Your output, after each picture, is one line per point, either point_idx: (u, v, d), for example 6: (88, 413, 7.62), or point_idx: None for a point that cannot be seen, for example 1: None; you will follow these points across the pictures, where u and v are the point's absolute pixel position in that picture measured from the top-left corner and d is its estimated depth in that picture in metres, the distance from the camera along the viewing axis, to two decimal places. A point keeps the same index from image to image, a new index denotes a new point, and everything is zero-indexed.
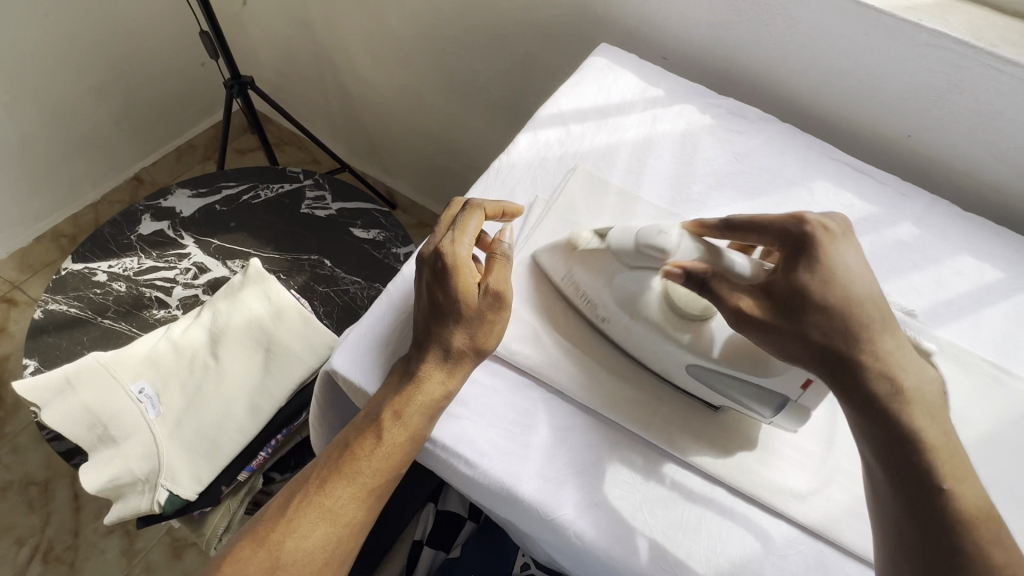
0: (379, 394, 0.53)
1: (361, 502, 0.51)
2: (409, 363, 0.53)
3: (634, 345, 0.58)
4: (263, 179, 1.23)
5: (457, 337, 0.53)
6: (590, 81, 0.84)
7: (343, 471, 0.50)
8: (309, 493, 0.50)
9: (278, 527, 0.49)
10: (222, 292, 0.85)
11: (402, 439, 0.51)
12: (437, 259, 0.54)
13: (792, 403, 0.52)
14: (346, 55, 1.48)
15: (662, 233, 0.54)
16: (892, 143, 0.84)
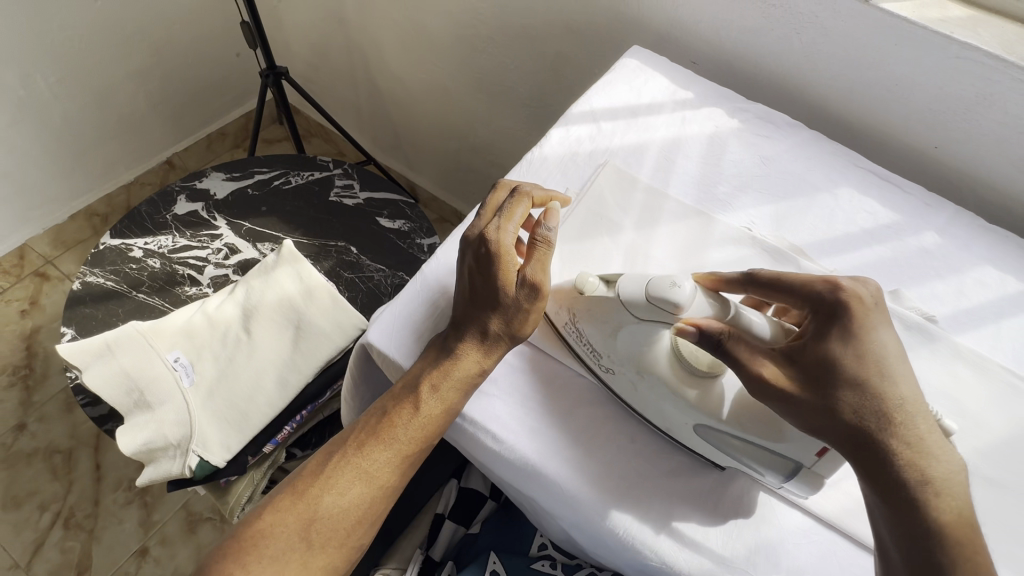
0: (417, 367, 0.55)
1: (396, 467, 0.53)
2: (448, 339, 0.56)
3: (638, 399, 0.55)
4: (294, 166, 1.27)
5: (496, 318, 0.55)
6: (622, 81, 0.86)
7: (380, 436, 0.53)
8: (348, 454, 0.53)
9: (316, 482, 0.52)
10: (256, 271, 0.88)
11: (437, 412, 0.53)
12: (482, 245, 0.56)
13: (805, 468, 0.50)
14: (379, 50, 1.52)
15: (676, 287, 0.50)
16: (918, 154, 0.85)
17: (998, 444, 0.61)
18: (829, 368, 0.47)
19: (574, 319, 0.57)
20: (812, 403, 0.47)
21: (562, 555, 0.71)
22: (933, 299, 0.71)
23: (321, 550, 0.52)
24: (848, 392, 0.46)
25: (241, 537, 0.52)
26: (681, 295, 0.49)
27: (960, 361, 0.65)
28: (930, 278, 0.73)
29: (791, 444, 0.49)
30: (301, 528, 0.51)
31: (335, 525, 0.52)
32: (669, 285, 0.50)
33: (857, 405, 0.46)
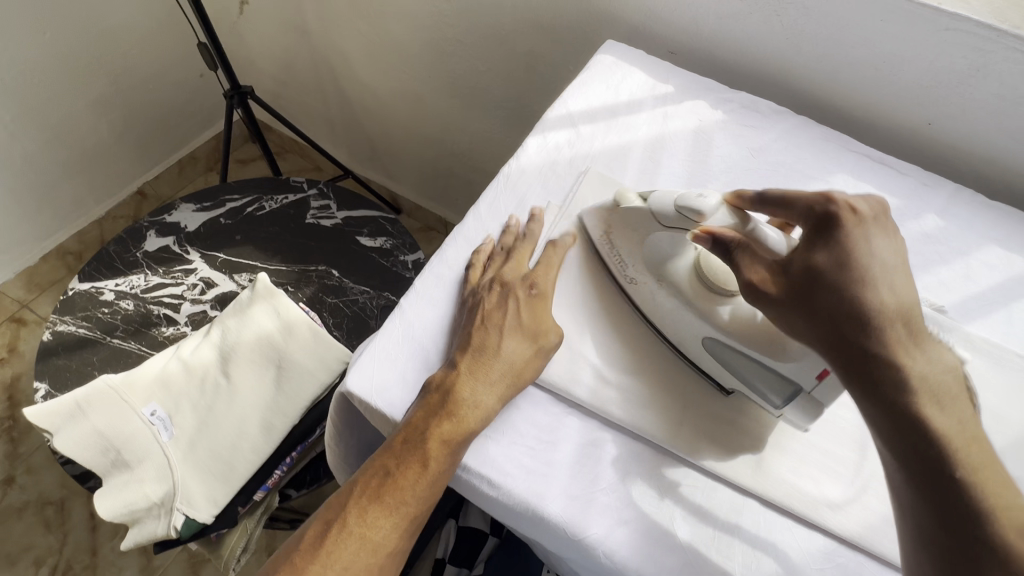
0: (418, 418, 0.50)
1: (403, 529, 0.49)
2: (450, 378, 0.52)
3: (654, 310, 0.58)
4: (266, 191, 1.23)
5: (521, 359, 0.53)
6: (598, 80, 0.82)
7: (383, 499, 0.48)
8: (349, 523, 0.48)
9: (317, 559, 0.47)
10: (231, 309, 0.84)
11: (446, 467, 0.49)
12: (522, 286, 0.57)
13: (805, 394, 0.51)
14: (346, 61, 1.47)
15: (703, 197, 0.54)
16: (913, 132, 0.81)
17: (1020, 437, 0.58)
18: (813, 265, 0.48)
19: (609, 232, 0.61)
20: (793, 296, 0.48)
21: None
22: (939, 286, 0.68)
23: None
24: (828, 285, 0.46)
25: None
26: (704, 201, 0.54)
27: (973, 351, 0.62)
28: (935, 263, 0.70)
29: (794, 362, 0.50)
30: None
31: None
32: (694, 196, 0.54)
33: (835, 301, 0.45)
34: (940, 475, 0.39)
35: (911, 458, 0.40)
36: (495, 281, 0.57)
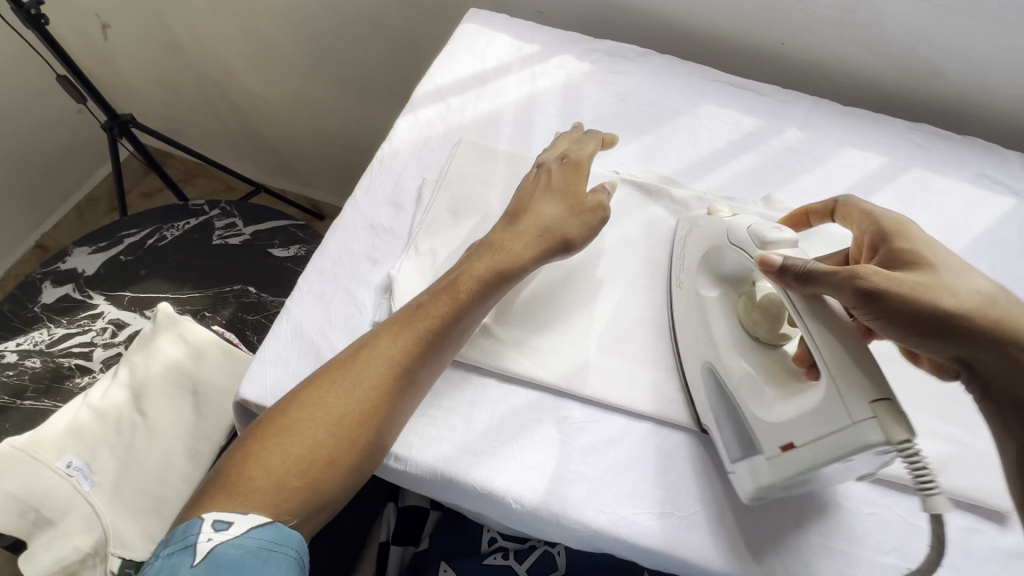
0: (457, 264, 0.56)
1: (430, 358, 0.51)
2: (492, 239, 0.57)
3: (683, 329, 0.57)
4: (165, 219, 1.18)
5: (551, 216, 0.57)
6: (463, 50, 0.82)
7: (413, 330, 0.51)
8: (380, 345, 0.50)
9: (347, 369, 0.49)
10: (135, 344, 0.81)
11: (474, 299, 0.53)
12: (564, 159, 0.61)
13: (761, 458, 0.47)
14: (230, 71, 1.41)
15: (782, 232, 0.50)
16: (770, 53, 0.85)
17: None
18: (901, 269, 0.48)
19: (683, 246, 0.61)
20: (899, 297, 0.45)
21: (513, 543, 0.72)
22: (804, 194, 0.72)
23: (337, 449, 0.46)
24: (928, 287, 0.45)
25: (256, 432, 0.46)
26: (786, 235, 0.50)
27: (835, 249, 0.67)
28: (799, 173, 0.74)
29: (768, 419, 0.47)
30: (328, 415, 0.47)
31: (361, 415, 0.47)
32: (775, 230, 0.51)
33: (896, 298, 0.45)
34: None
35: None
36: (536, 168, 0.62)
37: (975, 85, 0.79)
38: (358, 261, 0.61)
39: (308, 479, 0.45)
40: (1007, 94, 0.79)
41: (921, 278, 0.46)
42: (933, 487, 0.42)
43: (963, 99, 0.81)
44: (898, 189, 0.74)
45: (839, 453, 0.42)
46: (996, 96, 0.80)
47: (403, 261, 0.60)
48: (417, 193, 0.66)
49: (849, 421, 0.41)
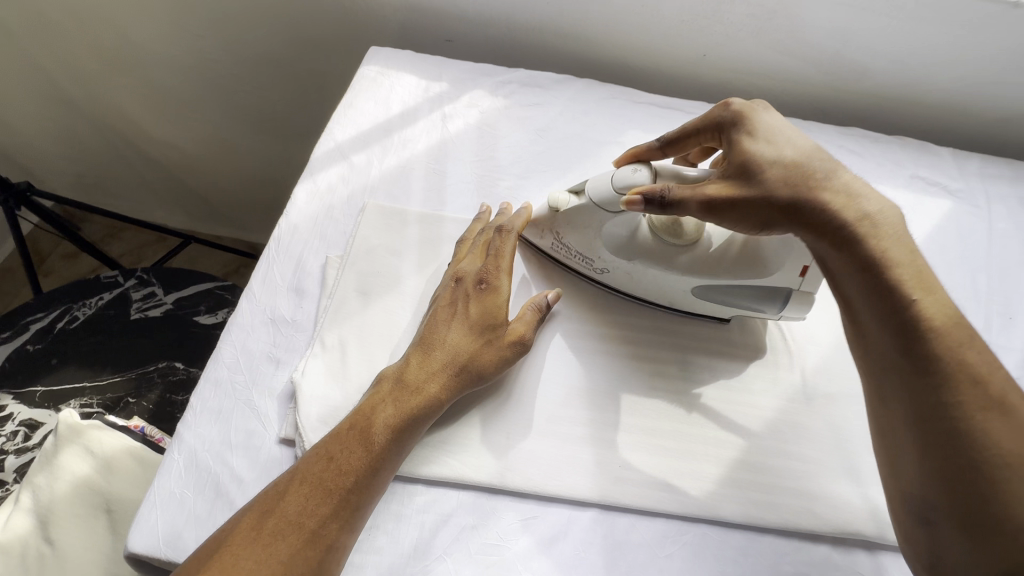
0: (370, 398, 0.49)
1: (343, 521, 0.44)
2: (407, 370, 0.49)
3: (638, 286, 0.59)
4: (76, 297, 1.08)
5: (460, 345, 0.50)
6: (365, 96, 0.75)
7: (327, 487, 0.44)
8: (287, 511, 0.43)
9: (248, 550, 0.41)
10: (37, 463, 0.72)
11: (389, 446, 0.46)
12: (481, 282, 0.53)
13: (795, 293, 0.54)
14: (133, 124, 1.29)
15: (638, 170, 0.52)
16: (693, 66, 0.81)
17: (836, 347, 0.59)
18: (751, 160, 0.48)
19: (556, 237, 0.60)
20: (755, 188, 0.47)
21: None
22: None
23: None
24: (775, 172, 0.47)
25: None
26: (640, 175, 0.51)
27: None
28: None
29: (774, 275, 0.53)
30: None
31: None
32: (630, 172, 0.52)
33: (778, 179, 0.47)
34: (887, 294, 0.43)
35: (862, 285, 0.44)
36: (454, 275, 0.54)
37: (898, 82, 0.77)
38: (259, 365, 0.54)
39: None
40: (933, 87, 0.77)
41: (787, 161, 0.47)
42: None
43: (889, 96, 0.79)
44: None
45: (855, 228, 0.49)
46: (920, 90, 0.77)
47: (307, 360, 0.54)
48: (320, 274, 0.60)
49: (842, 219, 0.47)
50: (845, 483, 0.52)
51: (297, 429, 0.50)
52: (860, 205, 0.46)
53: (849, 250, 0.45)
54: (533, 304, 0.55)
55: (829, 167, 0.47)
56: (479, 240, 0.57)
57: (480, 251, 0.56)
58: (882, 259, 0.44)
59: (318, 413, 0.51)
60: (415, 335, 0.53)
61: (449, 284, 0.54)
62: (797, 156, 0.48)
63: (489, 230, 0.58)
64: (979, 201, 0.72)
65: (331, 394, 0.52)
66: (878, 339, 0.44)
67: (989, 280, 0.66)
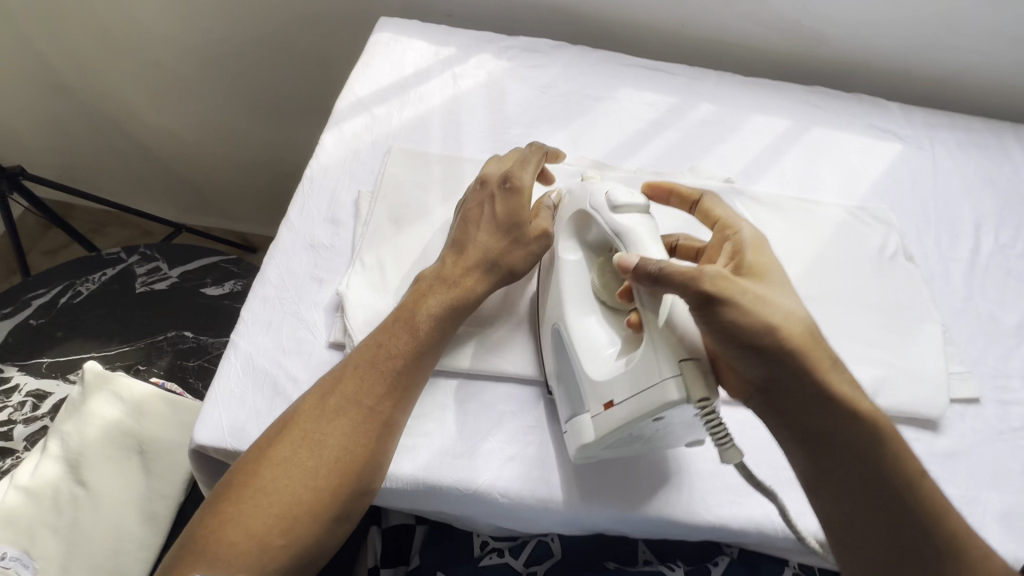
0: (408, 300, 0.54)
1: (395, 400, 0.49)
2: (445, 269, 0.55)
3: (541, 283, 0.58)
4: (78, 273, 1.08)
5: (488, 244, 0.56)
6: (380, 58, 0.81)
7: (380, 371, 0.49)
8: (346, 391, 0.48)
9: (314, 425, 0.46)
10: (64, 412, 0.74)
11: (430, 335, 0.52)
12: (505, 182, 0.59)
13: (586, 416, 0.49)
14: (128, 109, 1.30)
15: (636, 197, 0.53)
16: (674, 34, 0.91)
17: (815, 258, 0.67)
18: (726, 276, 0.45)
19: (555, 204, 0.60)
20: (750, 308, 0.44)
21: (506, 541, 0.63)
22: (724, 162, 0.77)
23: (314, 509, 0.44)
24: (771, 308, 0.45)
25: (223, 500, 0.43)
26: (638, 201, 0.53)
27: (760, 207, 0.70)
28: (716, 142, 0.79)
29: (596, 378, 0.49)
30: (304, 481, 0.44)
31: (340, 470, 0.45)
32: (627, 194, 0.53)
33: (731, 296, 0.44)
34: (793, 392, 0.45)
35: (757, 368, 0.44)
36: (480, 184, 0.60)
37: (852, 46, 0.88)
38: (304, 283, 0.59)
39: (290, 542, 0.42)
40: (880, 50, 0.88)
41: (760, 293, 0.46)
42: (727, 440, 0.43)
43: (844, 58, 0.90)
44: (804, 145, 0.81)
45: (653, 404, 0.43)
46: (870, 53, 0.89)
47: (349, 276, 0.59)
48: (354, 207, 0.65)
49: (660, 377, 0.43)
50: None
51: (345, 332, 0.55)
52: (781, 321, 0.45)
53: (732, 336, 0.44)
54: (544, 203, 0.59)
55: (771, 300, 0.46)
56: (506, 156, 0.63)
57: (513, 164, 0.61)
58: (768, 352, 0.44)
59: (364, 318, 0.56)
60: (447, 241, 0.58)
61: (475, 191, 0.60)
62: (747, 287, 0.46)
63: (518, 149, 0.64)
64: (924, 144, 0.83)
65: (375, 304, 0.57)
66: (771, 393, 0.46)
67: (936, 207, 0.77)
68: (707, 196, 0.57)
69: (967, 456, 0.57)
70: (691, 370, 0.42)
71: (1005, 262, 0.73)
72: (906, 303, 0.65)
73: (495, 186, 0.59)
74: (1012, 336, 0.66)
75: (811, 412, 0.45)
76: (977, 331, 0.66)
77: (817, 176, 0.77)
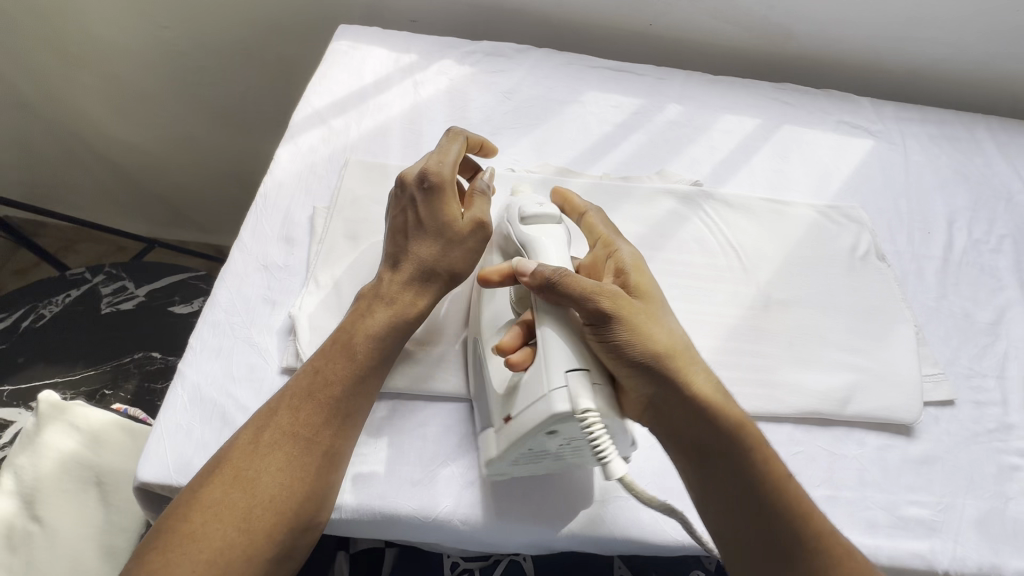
0: (347, 321, 0.51)
1: (335, 429, 0.47)
2: (383, 284, 0.53)
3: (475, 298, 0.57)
4: (40, 296, 1.05)
5: (426, 252, 0.53)
6: (338, 68, 0.78)
7: (318, 399, 0.47)
8: (282, 423, 0.45)
9: (247, 461, 0.44)
10: (17, 445, 0.71)
11: (371, 358, 0.49)
12: (424, 180, 0.53)
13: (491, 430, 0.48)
14: (91, 124, 1.27)
15: (547, 205, 0.52)
16: (641, 34, 0.89)
17: (785, 261, 0.66)
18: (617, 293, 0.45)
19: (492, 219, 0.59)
20: (641, 329, 0.44)
21: (478, 561, 0.62)
22: (692, 164, 0.76)
23: (249, 552, 0.41)
24: (659, 331, 0.46)
25: (151, 551, 0.40)
26: (549, 210, 0.52)
27: (729, 210, 0.69)
28: (684, 144, 0.77)
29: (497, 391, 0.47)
30: (237, 522, 0.41)
31: (277, 507, 0.43)
32: (536, 204, 0.52)
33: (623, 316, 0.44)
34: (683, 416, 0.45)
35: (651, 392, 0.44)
36: (399, 189, 0.55)
37: (820, 41, 0.87)
38: (256, 306, 0.57)
39: None
40: (849, 45, 0.87)
41: (647, 317, 0.46)
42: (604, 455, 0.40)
43: (814, 53, 0.89)
44: (774, 145, 0.79)
45: (540, 419, 0.42)
46: (838, 48, 0.88)
47: (302, 297, 0.57)
48: (309, 224, 0.63)
49: (548, 388, 0.42)
50: (803, 372, 0.58)
51: (298, 357, 0.53)
52: (671, 344, 0.45)
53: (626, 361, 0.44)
54: (474, 190, 0.55)
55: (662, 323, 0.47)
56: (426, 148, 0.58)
57: (429, 157, 0.55)
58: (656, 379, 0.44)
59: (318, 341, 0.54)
60: (383, 254, 0.55)
61: (396, 197, 0.55)
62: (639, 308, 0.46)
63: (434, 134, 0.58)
64: (895, 139, 0.82)
65: (329, 324, 0.55)
66: (666, 421, 0.45)
67: (908, 203, 0.76)
68: (594, 210, 0.56)
69: (942, 461, 0.56)
70: (578, 381, 0.41)
71: (978, 258, 0.72)
72: (878, 304, 0.64)
73: (416, 186, 0.54)
74: (986, 333, 0.65)
75: (705, 440, 0.45)
76: (950, 329, 0.65)
77: (788, 175, 0.76)
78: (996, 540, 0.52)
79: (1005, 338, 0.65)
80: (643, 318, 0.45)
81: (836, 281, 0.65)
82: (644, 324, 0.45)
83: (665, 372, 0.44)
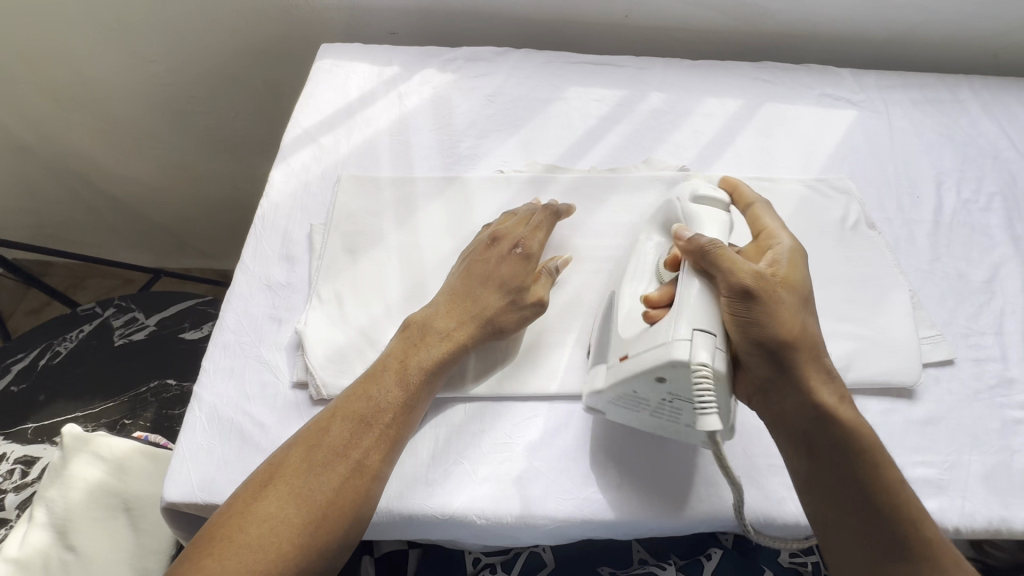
0: (397, 344, 0.53)
1: (385, 451, 0.48)
2: (434, 317, 0.55)
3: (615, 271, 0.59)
4: (55, 333, 1.07)
5: (490, 306, 0.55)
6: (324, 86, 0.80)
7: (369, 421, 0.49)
8: (333, 442, 0.47)
9: (301, 479, 0.45)
10: (46, 479, 0.73)
11: (419, 383, 0.51)
12: (517, 246, 0.58)
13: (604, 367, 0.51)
14: (90, 161, 1.29)
15: (719, 192, 0.56)
16: (617, 26, 0.90)
17: None
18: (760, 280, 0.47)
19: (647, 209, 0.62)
20: (775, 318, 0.46)
21: (498, 555, 0.62)
22: (678, 150, 0.77)
23: (303, 566, 0.43)
24: (796, 324, 0.47)
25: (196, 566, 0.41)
26: (721, 197, 0.55)
27: None
28: (669, 131, 0.79)
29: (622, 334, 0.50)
30: (292, 539, 0.43)
31: (330, 525, 0.44)
32: (711, 189, 0.56)
33: (761, 296, 0.46)
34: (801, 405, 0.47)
35: (778, 374, 0.47)
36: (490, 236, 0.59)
37: (796, 17, 0.88)
38: (263, 325, 0.59)
39: None
40: (825, 18, 0.88)
41: (788, 304, 0.47)
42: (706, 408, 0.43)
43: (791, 30, 0.90)
44: (758, 124, 0.80)
45: (651, 364, 0.44)
46: (815, 22, 0.88)
47: (308, 312, 0.58)
48: (308, 242, 0.65)
49: (670, 337, 0.44)
50: None
51: (307, 371, 0.55)
52: (804, 335, 0.47)
53: (765, 341, 0.46)
54: (545, 268, 0.59)
55: (802, 313, 0.48)
56: (524, 211, 0.62)
57: (521, 224, 0.60)
58: (786, 361, 0.47)
59: (325, 354, 0.56)
60: (444, 286, 0.58)
61: (487, 242, 0.59)
62: (780, 297, 0.47)
63: (534, 206, 0.63)
64: (878, 108, 0.83)
65: (335, 337, 0.57)
66: (784, 407, 0.48)
67: (895, 170, 0.76)
68: (762, 204, 0.57)
69: (945, 420, 0.57)
70: (700, 338, 0.44)
71: (969, 218, 0.72)
72: (872, 272, 0.65)
73: (500, 241, 0.59)
74: (981, 292, 0.66)
75: (824, 436, 0.47)
76: (945, 290, 0.66)
77: (774, 153, 0.77)
78: (1003, 494, 0.53)
79: (1001, 295, 0.66)
80: (781, 306, 0.47)
81: (830, 253, 0.66)
82: (782, 309, 0.47)
83: (789, 365, 0.47)
